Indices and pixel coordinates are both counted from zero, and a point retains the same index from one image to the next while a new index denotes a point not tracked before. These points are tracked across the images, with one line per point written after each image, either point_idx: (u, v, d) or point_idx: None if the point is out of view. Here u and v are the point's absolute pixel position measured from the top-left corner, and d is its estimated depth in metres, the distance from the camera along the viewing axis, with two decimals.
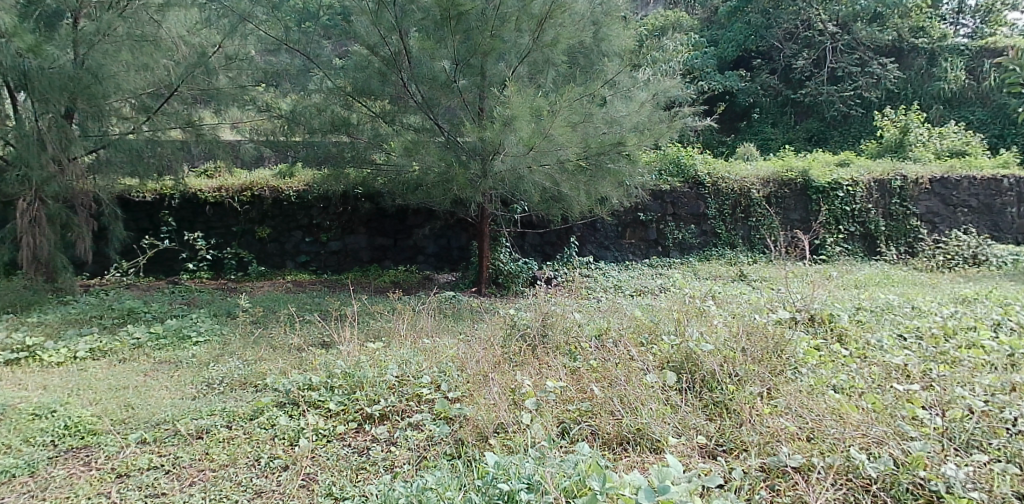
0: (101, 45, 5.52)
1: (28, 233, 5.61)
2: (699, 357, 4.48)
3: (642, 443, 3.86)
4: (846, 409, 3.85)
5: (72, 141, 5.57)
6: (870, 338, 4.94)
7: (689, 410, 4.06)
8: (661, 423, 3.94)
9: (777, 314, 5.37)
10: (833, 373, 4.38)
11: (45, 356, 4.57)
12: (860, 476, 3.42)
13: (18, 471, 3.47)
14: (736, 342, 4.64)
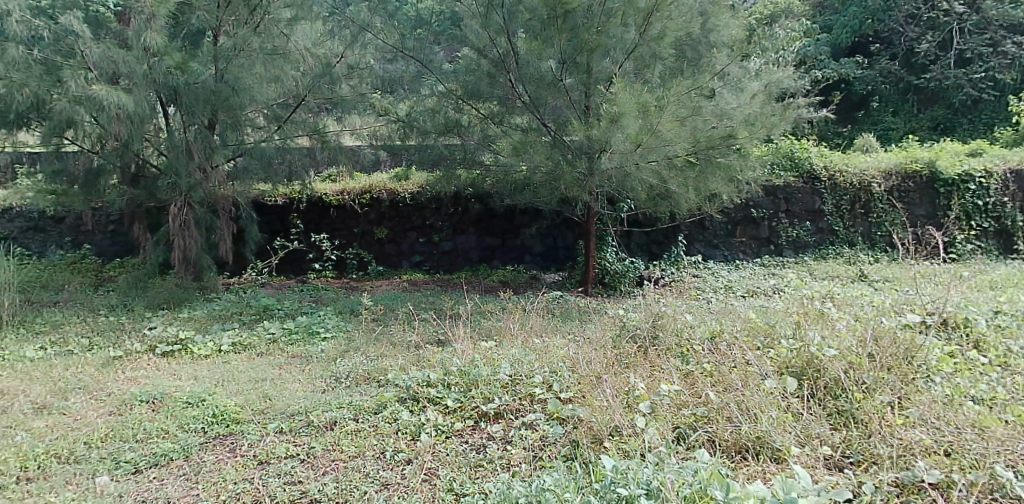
0: (239, 59, 5.82)
1: (179, 237, 6.13)
2: (822, 362, 4.16)
3: (763, 452, 3.66)
4: (988, 422, 3.54)
5: (214, 150, 6.00)
6: (1012, 345, 4.45)
7: (812, 418, 3.80)
8: (783, 432, 3.70)
9: (905, 317, 4.88)
10: (972, 383, 4.00)
11: (196, 348, 4.89)
12: (1008, 496, 3.14)
13: (174, 455, 3.71)
14: (862, 346, 4.25)
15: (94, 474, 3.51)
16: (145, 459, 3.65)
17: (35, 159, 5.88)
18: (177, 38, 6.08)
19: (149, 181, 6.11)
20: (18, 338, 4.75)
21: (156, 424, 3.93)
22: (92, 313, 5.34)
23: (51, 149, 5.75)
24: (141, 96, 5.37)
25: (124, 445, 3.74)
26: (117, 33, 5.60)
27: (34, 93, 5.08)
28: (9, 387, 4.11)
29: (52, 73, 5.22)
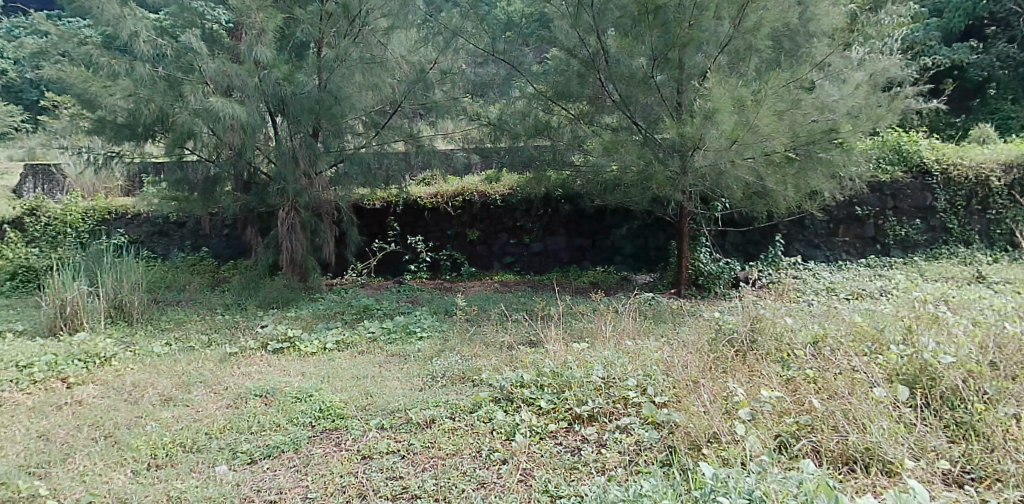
0: (340, 70, 5.97)
1: (287, 240, 6.45)
2: (938, 370, 3.87)
3: (873, 464, 3.45)
4: None
5: (318, 157, 6.26)
6: None
7: (928, 429, 3.60)
8: (895, 444, 3.48)
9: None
10: None
11: (303, 345, 5.09)
12: None
13: (285, 447, 3.85)
14: (984, 355, 3.97)
15: (214, 463, 3.64)
16: (259, 450, 3.79)
17: (160, 169, 6.32)
18: (282, 50, 6.27)
19: (260, 188, 6.44)
20: (145, 334, 4.90)
21: (269, 417, 4.08)
22: (210, 311, 5.69)
23: (173, 159, 6.17)
24: (252, 108, 5.68)
25: (240, 436, 3.89)
26: (230, 49, 5.97)
27: (158, 107, 5.47)
28: (139, 379, 4.21)
29: (174, 88, 5.58)
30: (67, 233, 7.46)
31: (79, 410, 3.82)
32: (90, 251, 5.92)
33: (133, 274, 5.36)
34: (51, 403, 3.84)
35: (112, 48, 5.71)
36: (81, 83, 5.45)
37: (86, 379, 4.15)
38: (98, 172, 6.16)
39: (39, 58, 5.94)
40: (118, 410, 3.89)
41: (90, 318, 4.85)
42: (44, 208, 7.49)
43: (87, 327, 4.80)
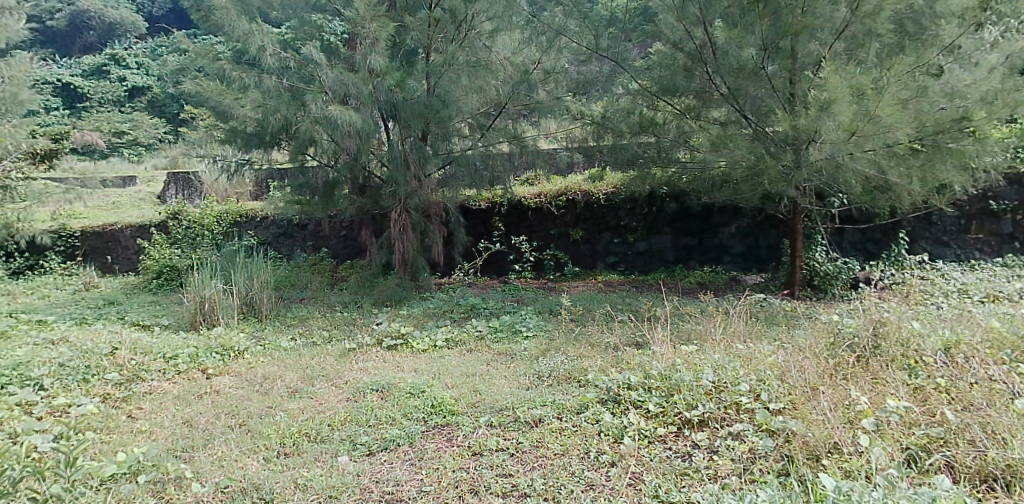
0: (448, 74, 6.13)
1: (399, 240, 6.69)
2: None
3: (1016, 483, 3.17)
4: None
5: (427, 159, 6.42)
6: None
7: None
8: None
9: None
10: None
11: (415, 342, 5.25)
12: None
13: (401, 441, 3.94)
14: None
15: (336, 453, 3.77)
16: (376, 443, 3.89)
17: (284, 174, 6.71)
18: (394, 56, 6.42)
19: (374, 191, 6.71)
20: (272, 329, 5.24)
21: (385, 411, 4.22)
22: (329, 308, 6.00)
23: (296, 165, 6.53)
24: (367, 114, 5.93)
25: (358, 428, 4.03)
26: (346, 58, 6.25)
27: (284, 116, 5.80)
28: (269, 372, 4.49)
29: (297, 98, 5.90)
30: (204, 236, 7.73)
31: (217, 398, 4.09)
32: (225, 252, 6.40)
33: (262, 273, 5.75)
34: (194, 391, 4.13)
35: (242, 62, 6.11)
36: (216, 95, 5.88)
37: (222, 370, 4.44)
38: (230, 179, 6.63)
39: (179, 74, 6.46)
40: (250, 400, 4.13)
41: (225, 315, 5.22)
42: (185, 212, 8.02)
43: (223, 322, 5.17)
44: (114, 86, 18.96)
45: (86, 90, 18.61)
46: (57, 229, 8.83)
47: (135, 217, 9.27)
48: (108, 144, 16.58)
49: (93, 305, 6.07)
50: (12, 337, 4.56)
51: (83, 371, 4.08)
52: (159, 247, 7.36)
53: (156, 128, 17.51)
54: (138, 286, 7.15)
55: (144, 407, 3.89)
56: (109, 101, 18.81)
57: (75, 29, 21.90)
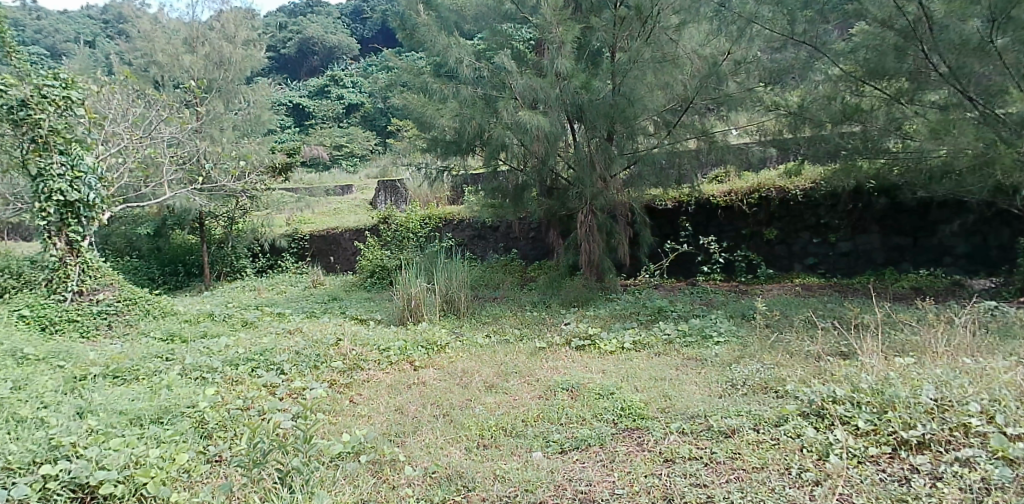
0: (634, 72, 6.10)
1: (586, 241, 6.74)
2: None
3: None
4: None
5: (613, 159, 6.38)
6: None
7: None
8: None
9: None
10: None
11: (602, 344, 5.26)
12: None
13: (591, 441, 3.84)
14: None
15: (531, 448, 3.74)
16: (568, 441, 3.82)
17: (477, 179, 7.05)
18: (580, 58, 6.55)
19: (561, 193, 6.79)
20: (470, 326, 5.54)
21: (575, 411, 4.17)
22: (520, 308, 6.22)
23: (489, 170, 6.81)
24: (555, 117, 6.05)
25: (551, 426, 4.00)
26: (535, 63, 6.44)
27: (479, 124, 6.09)
28: (468, 367, 4.63)
29: (490, 105, 6.17)
30: (410, 238, 8.26)
31: (424, 389, 4.24)
32: (428, 252, 6.89)
33: (460, 273, 6.11)
34: (404, 381, 4.33)
35: (441, 74, 6.52)
36: (419, 107, 6.35)
37: (427, 363, 4.66)
38: (432, 185, 7.17)
39: (388, 90, 7.10)
40: (452, 392, 4.25)
41: (428, 311, 5.61)
42: (393, 217, 8.69)
43: (426, 318, 5.57)
44: (334, 103, 21.04)
45: (312, 110, 20.95)
46: (292, 233, 9.97)
47: (353, 222, 10.04)
48: (329, 157, 18.32)
49: (319, 300, 6.83)
50: (259, 327, 5.27)
51: (314, 359, 4.43)
52: (372, 249, 8.08)
53: (367, 141, 19.10)
54: (355, 285, 7.91)
55: (363, 393, 4.09)
56: (330, 118, 20.85)
57: (302, 54, 24.73)
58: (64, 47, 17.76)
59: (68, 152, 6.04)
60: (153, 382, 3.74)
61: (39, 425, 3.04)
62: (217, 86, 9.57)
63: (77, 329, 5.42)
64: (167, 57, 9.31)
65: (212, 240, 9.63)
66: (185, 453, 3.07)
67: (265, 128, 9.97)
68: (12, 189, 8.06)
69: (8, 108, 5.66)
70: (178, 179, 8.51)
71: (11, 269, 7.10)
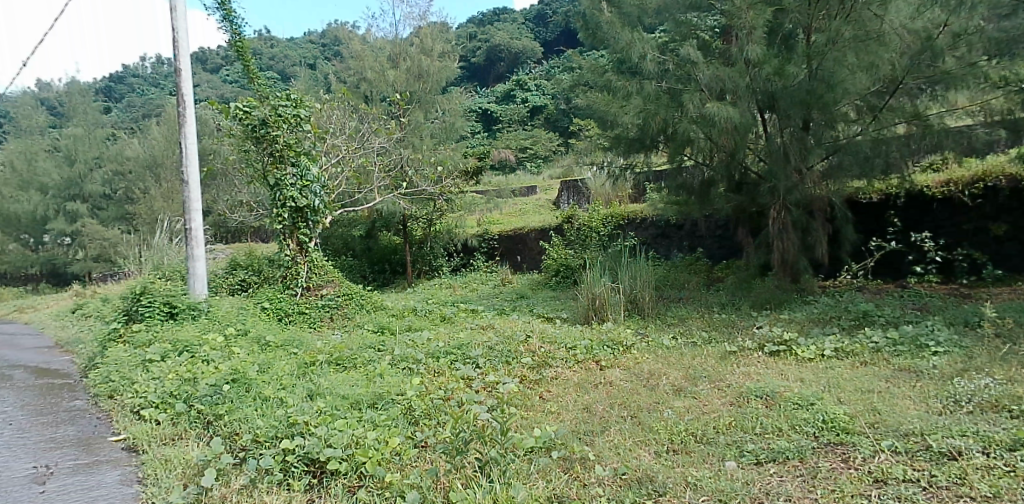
0: (833, 54, 5.56)
1: (778, 239, 6.28)
2: None
3: None
4: None
5: (810, 150, 5.88)
6: None
7: None
8: None
9: None
10: None
11: (799, 350, 4.86)
12: None
13: (791, 454, 3.43)
14: None
15: (723, 457, 3.44)
16: (764, 452, 3.46)
17: (660, 176, 6.90)
18: (772, 44, 6.12)
19: (751, 188, 6.43)
20: (655, 327, 5.43)
21: (771, 421, 3.79)
22: (707, 309, 5.99)
23: (672, 167, 6.61)
24: (745, 108, 5.77)
25: (744, 435, 3.66)
26: (722, 53, 6.17)
27: (664, 119, 5.94)
28: (654, 369, 4.50)
29: (675, 99, 6.00)
30: (592, 237, 8.27)
31: (610, 389, 4.15)
32: (610, 252, 6.87)
33: (644, 273, 6.01)
34: (590, 380, 4.28)
35: (623, 70, 6.47)
36: (604, 106, 6.36)
37: (613, 363, 4.60)
38: (615, 183, 7.16)
39: (571, 90, 7.19)
40: (639, 394, 4.11)
41: (613, 311, 5.61)
42: (576, 216, 8.72)
43: (611, 318, 5.58)
44: (519, 108, 21.85)
45: (498, 114, 21.99)
46: (484, 233, 10.50)
47: (538, 222, 10.25)
48: (516, 159, 19.00)
49: (508, 298, 7.10)
50: (455, 322, 5.61)
51: (506, 355, 4.59)
52: (556, 249, 8.26)
53: (551, 142, 19.40)
54: (541, 284, 8.13)
55: (551, 390, 4.09)
56: (516, 121, 21.64)
57: (490, 62, 26.03)
58: (291, 72, 20.42)
59: (298, 164, 6.78)
60: (368, 370, 4.11)
61: (279, 404, 3.45)
62: (417, 98, 10.11)
63: (306, 320, 6.14)
64: (374, 73, 9.90)
65: (413, 240, 10.58)
66: (397, 436, 3.30)
67: (459, 135, 10.47)
68: (254, 197, 9.37)
69: (252, 127, 6.59)
70: (385, 186, 9.39)
71: (254, 266, 8.25)
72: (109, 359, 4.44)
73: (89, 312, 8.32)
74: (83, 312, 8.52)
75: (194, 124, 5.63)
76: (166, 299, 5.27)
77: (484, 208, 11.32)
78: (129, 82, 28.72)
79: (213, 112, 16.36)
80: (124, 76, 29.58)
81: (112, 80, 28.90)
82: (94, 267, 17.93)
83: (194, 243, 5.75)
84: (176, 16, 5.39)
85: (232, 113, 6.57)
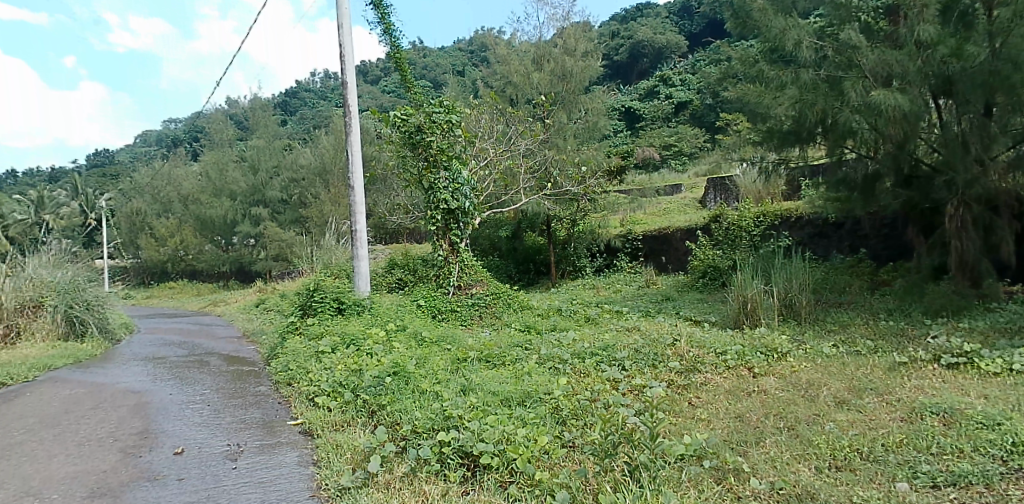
0: (1021, 29, 4.83)
1: (956, 238, 5.64)
2: None
3: None
4: None
5: (995, 138, 5.26)
6: None
7: None
8: None
9: None
10: None
11: (983, 364, 4.32)
12: None
13: (975, 479, 2.97)
14: None
15: (894, 478, 3.05)
16: (942, 475, 3.02)
17: (817, 171, 6.45)
18: (947, 24, 5.48)
19: (923, 181, 5.83)
20: (813, 334, 5.08)
21: (951, 441, 3.33)
22: (872, 316, 5.51)
23: (832, 159, 6.13)
24: (916, 95, 5.22)
25: (917, 455, 3.23)
26: (889, 35, 5.69)
27: (823, 110, 5.53)
28: (813, 378, 4.20)
29: (834, 88, 5.59)
30: (742, 238, 7.90)
31: (765, 398, 3.91)
32: (761, 253, 6.55)
33: (800, 274, 5.66)
34: (742, 388, 4.07)
35: (776, 59, 6.16)
36: (756, 98, 6.05)
37: (767, 371, 4.36)
38: (767, 179, 6.83)
39: (719, 83, 6.94)
40: (797, 404, 3.84)
41: (766, 315, 5.37)
42: (724, 215, 8.38)
43: (764, 322, 5.34)
44: (662, 104, 21.44)
45: (642, 112, 21.67)
46: (628, 233, 10.35)
47: (684, 221, 9.97)
48: (660, 158, 18.70)
49: (653, 300, 7.00)
50: (600, 323, 5.62)
51: (653, 358, 4.52)
52: (704, 249, 8.04)
53: (697, 139, 18.85)
54: (686, 285, 7.92)
55: (701, 396, 3.96)
56: (659, 118, 21.20)
57: (633, 59, 25.84)
58: (443, 79, 21.48)
59: (450, 167, 7.08)
60: (516, 368, 4.22)
61: (436, 397, 3.61)
62: (561, 98, 10.19)
63: (457, 318, 6.41)
64: (521, 76, 10.14)
65: (557, 241, 10.73)
66: (546, 435, 3.31)
67: (602, 133, 10.42)
68: (410, 201, 10.01)
69: (409, 134, 7.03)
70: (531, 187, 9.67)
71: (410, 265, 8.76)
72: (288, 349, 4.93)
73: (273, 305, 9.30)
74: (267, 305, 9.53)
75: (359, 133, 6.02)
76: (336, 295, 5.70)
77: (627, 208, 11.19)
78: (301, 96, 31.64)
79: (372, 120, 17.62)
80: (298, 91, 32.65)
81: (287, 96, 32.04)
82: (273, 265, 19.98)
83: (359, 243, 6.09)
84: (342, 33, 5.77)
85: (392, 121, 7.04)
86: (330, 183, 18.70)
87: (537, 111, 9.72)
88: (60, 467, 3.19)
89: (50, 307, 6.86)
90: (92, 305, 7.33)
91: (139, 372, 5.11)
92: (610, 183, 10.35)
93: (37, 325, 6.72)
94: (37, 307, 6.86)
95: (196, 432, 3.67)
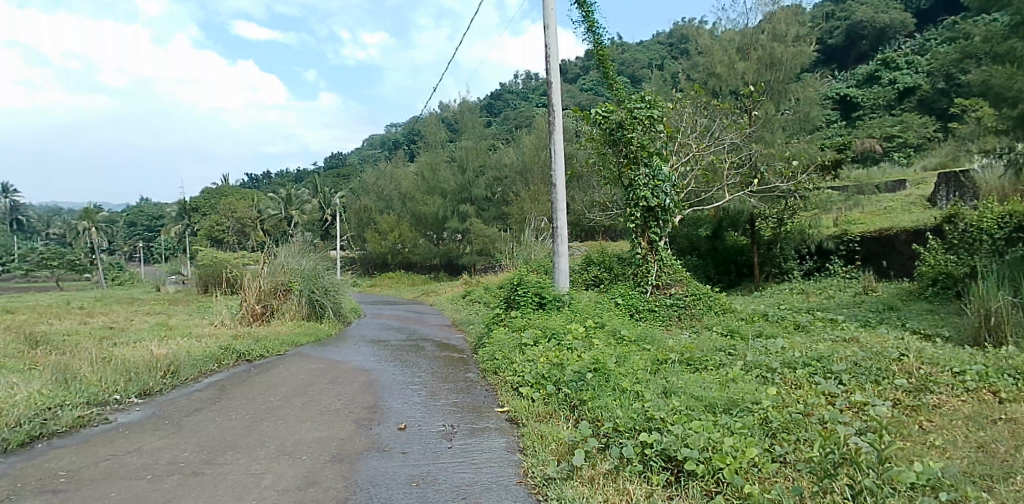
0: None
1: None
2: None
3: None
4: None
5: None
6: None
7: None
8: None
9: None
10: None
11: None
12: None
13: None
14: None
15: None
16: None
17: None
18: None
19: None
20: None
21: None
22: None
23: None
24: None
25: None
26: None
27: None
28: None
29: None
30: (984, 241, 6.95)
31: (1016, 428, 3.38)
32: (1008, 262, 5.72)
33: None
34: (985, 414, 3.58)
35: None
36: (1005, 80, 5.27)
37: (1018, 397, 3.78)
38: (1018, 173, 6.03)
39: (958, 64, 6.15)
40: None
41: (1015, 332, 4.67)
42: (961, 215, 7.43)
43: (1012, 340, 4.65)
44: (885, 90, 19.47)
45: (859, 99, 19.85)
46: (841, 233, 9.73)
47: (912, 222, 9.06)
48: (882, 151, 17.14)
49: (873, 309, 6.45)
50: (813, 331, 5.32)
51: (875, 373, 4.17)
52: (934, 253, 7.21)
53: (925, 128, 17.03)
54: (913, 294, 7.15)
55: (934, 421, 3.56)
56: (880, 106, 19.30)
57: (850, 43, 23.79)
58: (640, 75, 21.39)
59: (651, 164, 7.06)
60: (720, 374, 4.12)
61: (636, 397, 3.61)
62: (769, 88, 9.67)
63: (656, 317, 6.36)
64: (723, 67, 9.76)
65: (762, 241, 10.36)
66: (755, 447, 3.11)
67: (814, 125, 9.72)
68: (609, 198, 10.18)
69: (610, 130, 7.17)
70: (735, 184, 9.43)
71: (606, 263, 8.88)
72: (494, 340, 5.27)
73: (478, 297, 10.00)
74: (473, 297, 10.25)
75: (563, 131, 6.15)
76: (537, 290, 5.91)
77: (842, 207, 10.44)
78: (505, 98, 33.18)
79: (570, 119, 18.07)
80: (501, 92, 34.30)
81: (491, 98, 33.84)
82: (478, 259, 21.35)
83: (559, 240, 6.28)
84: (549, 33, 5.90)
85: (594, 118, 7.22)
86: (530, 181, 19.61)
87: (743, 103, 9.30)
88: (307, 432, 3.68)
89: (297, 291, 7.88)
90: (330, 290, 8.32)
91: (367, 351, 5.75)
92: (823, 178, 9.58)
93: (286, 306, 7.77)
94: (286, 291, 7.87)
95: (415, 411, 4.03)
